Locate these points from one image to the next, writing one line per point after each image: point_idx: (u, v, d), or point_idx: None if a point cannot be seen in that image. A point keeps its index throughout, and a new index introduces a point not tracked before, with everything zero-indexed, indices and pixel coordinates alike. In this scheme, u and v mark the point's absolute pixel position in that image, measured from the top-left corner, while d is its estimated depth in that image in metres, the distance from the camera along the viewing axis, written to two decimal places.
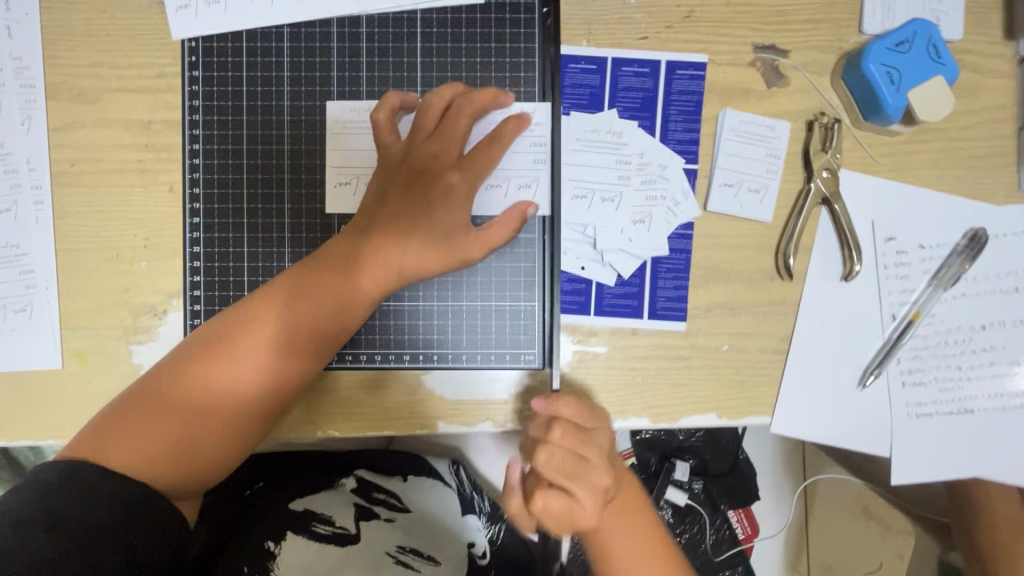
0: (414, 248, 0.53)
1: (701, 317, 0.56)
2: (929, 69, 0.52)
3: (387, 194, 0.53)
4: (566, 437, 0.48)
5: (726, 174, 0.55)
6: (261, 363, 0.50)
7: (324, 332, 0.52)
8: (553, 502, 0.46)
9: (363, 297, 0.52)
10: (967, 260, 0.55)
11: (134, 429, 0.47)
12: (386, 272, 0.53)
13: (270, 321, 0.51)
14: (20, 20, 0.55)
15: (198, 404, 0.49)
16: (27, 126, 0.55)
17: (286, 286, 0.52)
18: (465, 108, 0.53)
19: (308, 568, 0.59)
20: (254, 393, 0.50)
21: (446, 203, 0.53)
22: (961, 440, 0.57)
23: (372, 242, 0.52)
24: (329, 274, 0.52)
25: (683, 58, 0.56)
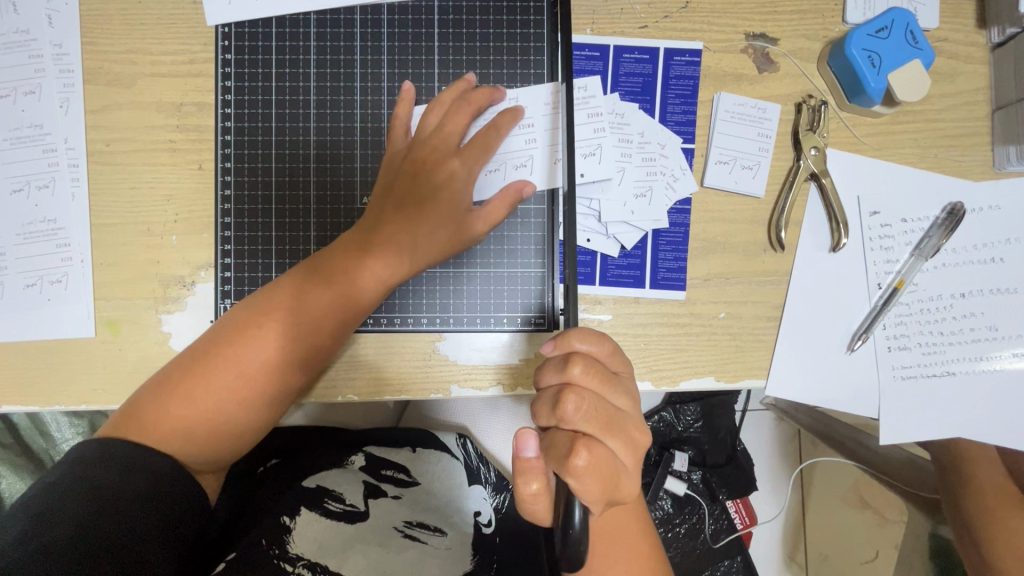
0: (426, 235, 0.55)
1: (700, 287, 0.60)
2: (907, 54, 0.56)
3: (396, 186, 0.56)
4: (593, 374, 0.41)
5: (721, 152, 0.59)
6: (276, 349, 0.52)
7: (335, 319, 0.53)
8: (599, 451, 0.39)
9: (376, 284, 0.54)
10: (946, 233, 0.59)
11: (161, 415, 0.50)
12: (401, 258, 0.55)
13: (282, 309, 0.53)
14: (61, 9, 0.59)
15: (215, 391, 0.51)
16: (66, 109, 0.59)
17: (298, 277, 0.54)
18: (466, 104, 0.57)
19: (320, 543, 0.63)
20: (270, 377, 0.52)
21: (452, 190, 0.56)
22: (944, 401, 0.60)
23: (385, 232, 0.55)
24: (341, 266, 0.54)
25: (681, 45, 0.60)
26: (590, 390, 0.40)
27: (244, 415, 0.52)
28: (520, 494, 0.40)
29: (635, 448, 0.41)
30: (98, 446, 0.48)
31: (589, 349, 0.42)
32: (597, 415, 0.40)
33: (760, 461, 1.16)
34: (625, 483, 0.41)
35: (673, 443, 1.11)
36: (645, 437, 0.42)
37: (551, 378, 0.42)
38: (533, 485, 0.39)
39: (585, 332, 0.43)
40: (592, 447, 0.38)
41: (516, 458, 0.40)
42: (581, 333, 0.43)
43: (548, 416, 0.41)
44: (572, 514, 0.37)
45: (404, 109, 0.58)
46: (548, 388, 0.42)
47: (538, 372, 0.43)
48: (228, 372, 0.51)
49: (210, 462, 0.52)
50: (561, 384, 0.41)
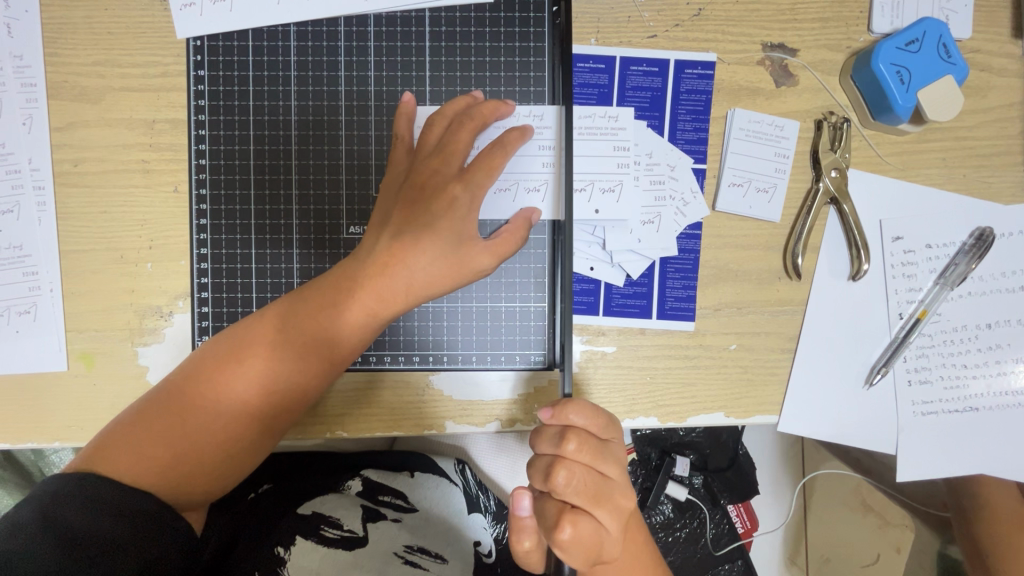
0: (422, 264, 0.49)
1: (710, 317, 0.56)
2: (938, 69, 0.52)
3: (392, 212, 0.51)
4: (586, 449, 0.40)
5: (735, 173, 0.55)
6: (265, 386, 0.49)
7: (325, 355, 0.50)
8: (585, 527, 0.38)
9: (369, 318, 0.50)
10: (974, 260, 0.55)
11: (140, 446, 0.47)
12: (394, 291, 0.50)
13: (273, 342, 0.50)
14: (21, 18, 0.54)
15: (197, 428, 0.48)
16: (29, 126, 0.55)
17: (289, 308, 0.51)
18: (473, 121, 0.51)
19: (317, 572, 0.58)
20: (253, 415, 0.49)
21: (452, 217, 0.49)
22: (965, 436, 0.57)
23: (378, 260, 0.50)
24: (333, 296, 0.50)
25: (693, 57, 0.55)
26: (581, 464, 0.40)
27: (229, 449, 0.49)
28: (514, 549, 0.43)
29: (624, 518, 0.40)
30: (66, 480, 0.44)
31: (584, 421, 0.41)
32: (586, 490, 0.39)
33: (764, 469, 1.13)
34: (610, 551, 0.41)
35: (673, 447, 1.09)
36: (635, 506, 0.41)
37: (545, 447, 0.41)
38: (525, 543, 0.43)
39: (581, 404, 0.41)
40: (577, 523, 0.38)
41: (511, 519, 0.42)
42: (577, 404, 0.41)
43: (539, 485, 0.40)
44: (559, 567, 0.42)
45: (403, 124, 0.53)
46: (541, 454, 0.41)
47: (532, 437, 0.42)
48: (211, 406, 0.48)
49: (188, 499, 0.48)
50: (553, 457, 0.40)
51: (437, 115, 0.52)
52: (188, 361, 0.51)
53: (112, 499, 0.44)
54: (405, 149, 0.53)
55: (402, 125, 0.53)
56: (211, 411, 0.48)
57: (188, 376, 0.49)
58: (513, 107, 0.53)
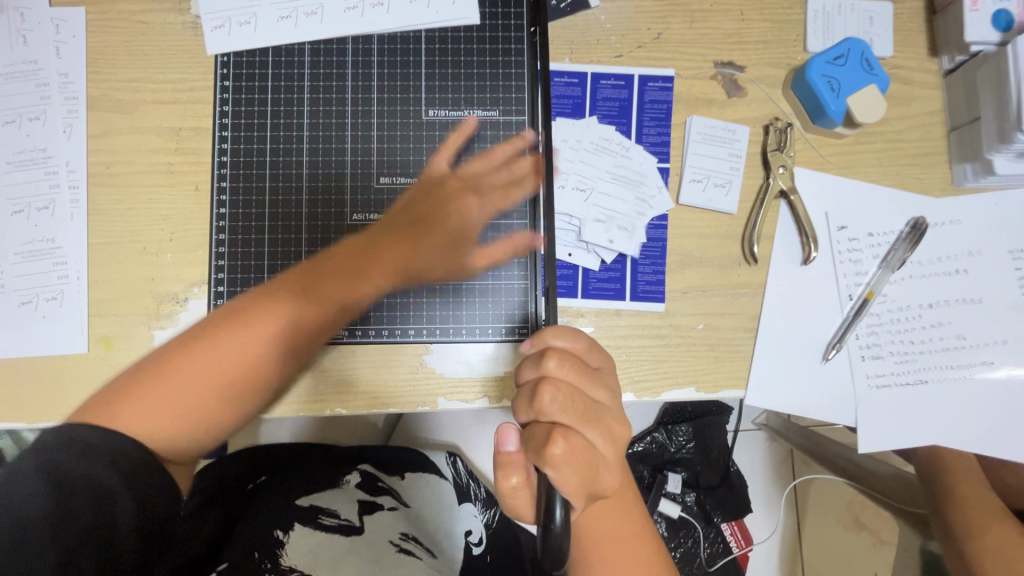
0: (434, 249, 0.57)
1: (678, 299, 0.62)
2: (862, 79, 0.61)
3: (416, 206, 0.58)
4: (567, 367, 0.39)
5: (695, 171, 0.62)
6: (271, 340, 0.52)
7: (337, 318, 0.55)
8: (576, 442, 0.36)
9: (371, 291, 0.56)
10: (911, 246, 0.62)
11: (145, 397, 0.48)
12: (402, 266, 0.57)
13: (287, 300, 0.52)
14: (68, 42, 0.62)
15: (197, 382, 0.49)
16: (68, 133, 0.62)
17: (292, 281, 0.53)
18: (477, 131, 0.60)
19: (312, 555, 0.59)
20: (253, 373, 0.51)
21: (460, 222, 0.58)
22: (918, 408, 0.62)
23: (395, 242, 0.56)
24: (348, 267, 0.55)
25: (654, 72, 0.64)
26: (566, 383, 0.38)
27: (228, 404, 0.51)
28: (500, 488, 0.39)
29: (616, 440, 0.39)
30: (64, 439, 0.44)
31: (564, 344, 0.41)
32: (575, 408, 0.37)
33: (755, 484, 1.16)
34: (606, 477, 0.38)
35: (666, 465, 1.12)
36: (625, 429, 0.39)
37: (528, 373, 0.40)
38: (512, 478, 0.38)
39: (560, 329, 0.41)
40: (569, 437, 0.36)
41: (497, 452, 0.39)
42: (554, 329, 0.41)
43: (525, 411, 0.38)
44: (554, 511, 0.35)
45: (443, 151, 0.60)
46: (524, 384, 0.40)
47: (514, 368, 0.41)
48: (210, 363, 0.50)
49: (178, 452, 0.49)
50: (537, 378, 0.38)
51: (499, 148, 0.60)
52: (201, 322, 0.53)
53: (112, 444, 0.44)
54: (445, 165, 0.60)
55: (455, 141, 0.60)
56: (207, 368, 0.50)
57: (183, 341, 0.51)
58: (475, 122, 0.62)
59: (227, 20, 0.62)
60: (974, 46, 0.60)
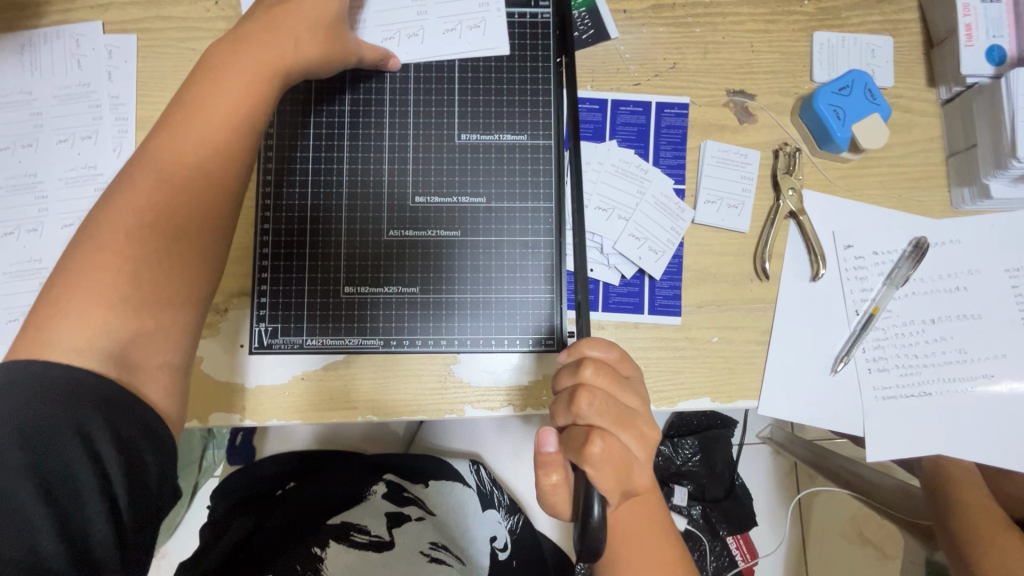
0: (306, 44, 0.56)
1: (694, 313, 0.65)
2: (866, 108, 0.65)
3: (255, 26, 0.55)
4: (602, 375, 0.41)
5: (710, 192, 0.66)
6: (135, 246, 0.47)
7: (222, 148, 0.51)
8: (612, 444, 0.39)
9: (243, 98, 0.52)
10: (913, 264, 0.66)
11: (66, 320, 0.44)
12: (281, 75, 0.54)
13: (109, 218, 0.47)
14: (120, 66, 0.66)
15: (128, 288, 0.46)
16: (118, 152, 0.65)
17: (139, 167, 0.49)
18: (290, 1, 0.56)
19: (350, 569, 0.66)
20: (185, 185, 0.49)
21: (313, 32, 0.57)
22: (922, 419, 0.65)
23: (259, 51, 0.54)
24: (198, 109, 0.51)
25: (671, 100, 0.68)
26: (602, 391, 0.41)
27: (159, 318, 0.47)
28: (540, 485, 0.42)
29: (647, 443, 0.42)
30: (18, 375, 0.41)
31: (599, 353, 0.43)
32: (609, 413, 0.40)
33: (761, 498, 1.18)
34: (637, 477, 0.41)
35: (673, 477, 1.15)
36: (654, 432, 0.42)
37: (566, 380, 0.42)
38: (553, 476, 0.42)
39: (597, 339, 0.43)
40: (606, 439, 0.39)
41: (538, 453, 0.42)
42: (590, 339, 0.43)
43: (564, 415, 0.41)
44: (591, 505, 0.38)
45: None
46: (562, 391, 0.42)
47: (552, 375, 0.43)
48: (131, 263, 0.46)
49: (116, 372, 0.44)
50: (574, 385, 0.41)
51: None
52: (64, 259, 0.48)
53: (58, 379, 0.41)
54: None
55: None
56: (137, 271, 0.46)
57: (95, 240, 0.46)
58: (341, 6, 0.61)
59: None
60: (969, 78, 0.64)
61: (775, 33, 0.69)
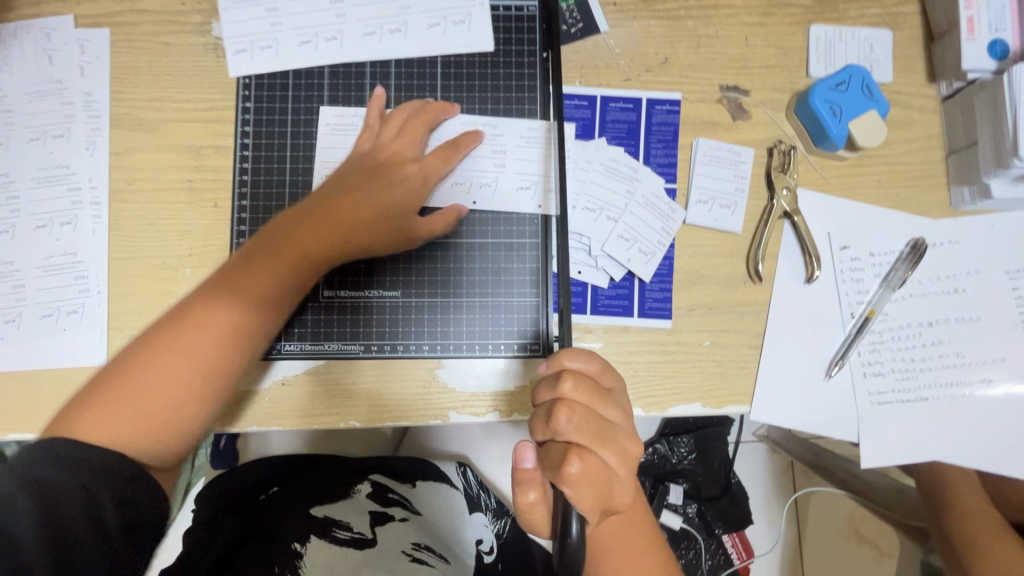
0: (365, 232, 0.59)
1: (685, 316, 0.63)
2: (864, 105, 0.63)
3: (336, 187, 0.59)
4: (582, 388, 0.40)
5: (701, 192, 0.64)
6: (195, 341, 0.52)
7: (262, 317, 0.55)
8: (591, 462, 0.38)
9: (313, 273, 0.58)
10: (911, 265, 0.64)
11: (109, 400, 0.50)
12: (330, 230, 0.57)
13: (179, 317, 0.53)
14: (93, 62, 0.64)
15: (186, 382, 0.52)
16: (91, 151, 0.63)
17: (230, 268, 0.56)
18: (428, 116, 0.61)
19: (330, 568, 0.61)
20: (253, 309, 0.54)
21: (398, 191, 0.59)
22: (918, 425, 0.64)
23: (325, 209, 0.57)
24: (264, 262, 0.55)
25: (662, 96, 0.66)
26: (581, 404, 0.39)
27: (191, 397, 0.53)
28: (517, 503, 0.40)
29: (628, 460, 0.40)
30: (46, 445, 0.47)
31: (579, 365, 0.41)
32: (589, 428, 0.38)
33: (757, 496, 1.17)
34: (618, 495, 0.40)
35: (668, 476, 1.13)
36: (635, 448, 0.41)
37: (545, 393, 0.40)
38: (530, 494, 0.40)
39: (576, 351, 0.41)
40: (584, 457, 0.37)
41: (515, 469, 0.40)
42: (570, 351, 0.42)
43: (543, 430, 0.39)
44: (570, 523, 0.36)
45: (373, 115, 0.62)
46: (541, 405, 0.41)
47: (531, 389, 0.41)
48: (188, 359, 0.52)
49: (146, 441, 0.51)
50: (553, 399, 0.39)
51: (415, 111, 0.62)
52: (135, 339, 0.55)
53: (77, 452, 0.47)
54: (390, 134, 0.61)
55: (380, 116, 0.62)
56: (197, 371, 0.52)
57: (160, 335, 0.53)
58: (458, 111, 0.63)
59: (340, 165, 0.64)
60: (970, 73, 0.62)
61: (769, 26, 0.67)
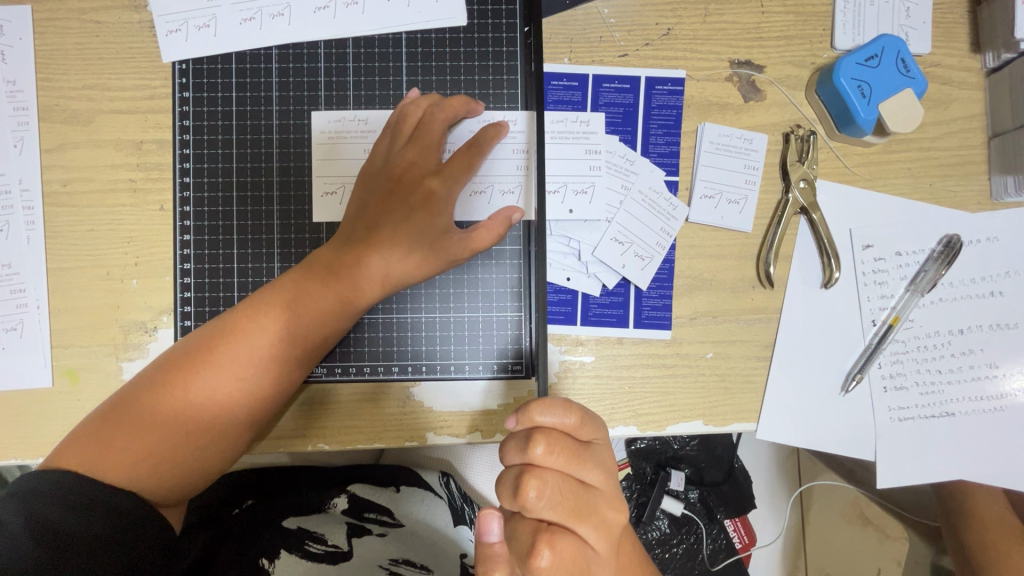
0: (395, 255, 0.51)
1: (686, 325, 0.57)
2: (898, 82, 0.54)
3: (368, 207, 0.52)
4: (557, 453, 0.40)
5: (707, 185, 0.57)
6: (220, 392, 0.48)
7: (291, 369, 0.50)
8: (563, 546, 0.37)
9: (347, 306, 0.51)
10: (943, 266, 0.57)
11: (120, 443, 0.45)
12: (373, 282, 0.51)
13: (207, 358, 0.48)
14: (14, 45, 0.56)
15: (207, 424, 0.48)
16: (20, 148, 0.56)
17: (262, 302, 0.50)
18: (477, 143, 0.53)
19: None
20: (279, 351, 0.49)
21: (429, 210, 0.51)
22: (942, 442, 0.58)
23: (356, 247, 0.51)
24: (294, 310, 0.50)
25: (663, 74, 0.57)
26: (552, 471, 0.39)
27: (206, 451, 0.48)
28: None
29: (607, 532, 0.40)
30: (51, 477, 0.43)
31: (552, 421, 0.41)
32: (562, 501, 0.38)
33: (760, 482, 1.10)
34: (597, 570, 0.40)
35: (669, 462, 1.07)
36: (613, 515, 0.41)
37: (514, 457, 0.40)
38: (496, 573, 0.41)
39: (548, 404, 0.41)
40: (554, 542, 0.37)
41: (481, 543, 0.42)
42: (542, 405, 0.41)
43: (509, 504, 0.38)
44: None
45: (393, 117, 0.54)
46: (511, 467, 0.40)
47: (501, 447, 0.41)
48: (212, 411, 0.48)
49: (163, 492, 0.47)
50: (522, 466, 0.39)
51: (436, 110, 0.53)
52: (152, 365, 0.50)
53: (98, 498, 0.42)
54: (405, 144, 0.53)
55: (411, 112, 0.54)
56: (221, 413, 0.48)
57: (181, 378, 0.48)
58: (482, 107, 0.56)
59: (342, 185, 0.56)
60: None
61: None
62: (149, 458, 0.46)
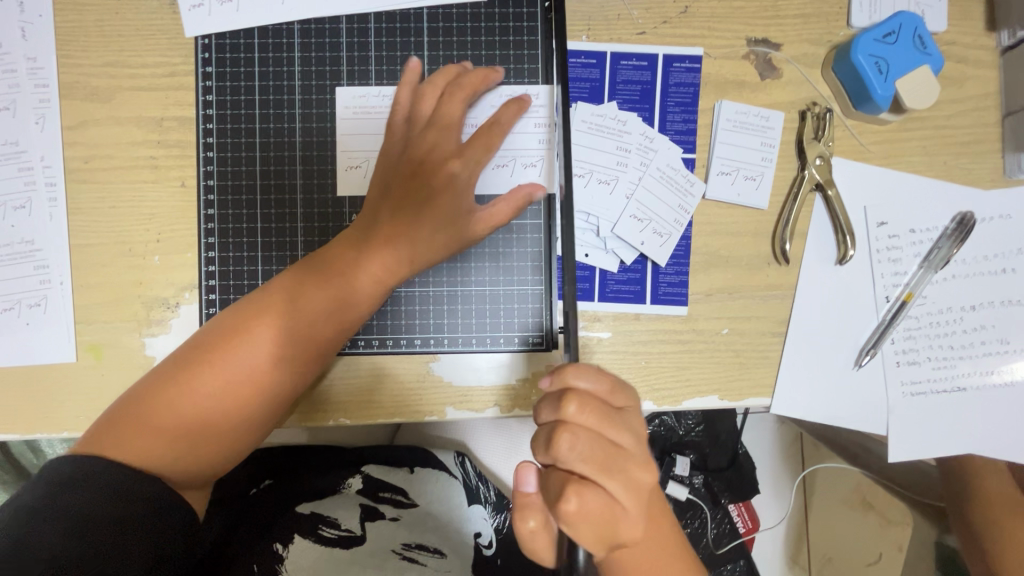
0: (421, 235, 0.52)
1: (702, 302, 0.58)
2: (914, 59, 0.55)
3: (391, 188, 0.53)
4: (588, 413, 0.40)
5: (724, 162, 0.57)
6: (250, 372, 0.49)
7: (319, 348, 0.51)
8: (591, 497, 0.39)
9: (372, 284, 0.52)
10: (956, 243, 0.57)
11: (153, 425, 0.46)
12: (398, 261, 0.52)
13: (236, 339, 0.49)
14: (34, 21, 0.57)
15: (235, 404, 0.48)
16: (41, 125, 0.57)
17: (287, 282, 0.51)
18: (498, 123, 0.54)
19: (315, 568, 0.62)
20: (308, 329, 0.50)
21: (452, 191, 0.53)
22: (952, 417, 0.59)
23: (382, 228, 0.52)
24: (322, 290, 0.51)
25: (681, 51, 0.58)
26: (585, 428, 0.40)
27: (237, 429, 0.49)
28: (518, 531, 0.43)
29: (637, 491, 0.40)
30: (79, 460, 0.43)
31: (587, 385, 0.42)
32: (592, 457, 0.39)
33: (762, 465, 1.11)
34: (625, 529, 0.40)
35: (674, 447, 1.08)
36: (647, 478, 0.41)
37: (548, 415, 0.42)
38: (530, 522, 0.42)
39: (584, 368, 0.42)
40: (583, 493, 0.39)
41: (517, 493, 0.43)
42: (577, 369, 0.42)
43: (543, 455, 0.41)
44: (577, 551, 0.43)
45: (404, 92, 0.55)
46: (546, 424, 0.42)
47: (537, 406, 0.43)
48: (243, 390, 0.48)
49: (196, 472, 0.48)
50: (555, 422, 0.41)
51: (455, 90, 0.54)
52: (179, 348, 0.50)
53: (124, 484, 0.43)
54: (425, 125, 0.54)
55: (431, 91, 0.54)
56: (252, 393, 0.49)
57: (210, 359, 0.48)
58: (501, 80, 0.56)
59: (365, 160, 0.57)
60: None
61: None
62: (183, 439, 0.47)
